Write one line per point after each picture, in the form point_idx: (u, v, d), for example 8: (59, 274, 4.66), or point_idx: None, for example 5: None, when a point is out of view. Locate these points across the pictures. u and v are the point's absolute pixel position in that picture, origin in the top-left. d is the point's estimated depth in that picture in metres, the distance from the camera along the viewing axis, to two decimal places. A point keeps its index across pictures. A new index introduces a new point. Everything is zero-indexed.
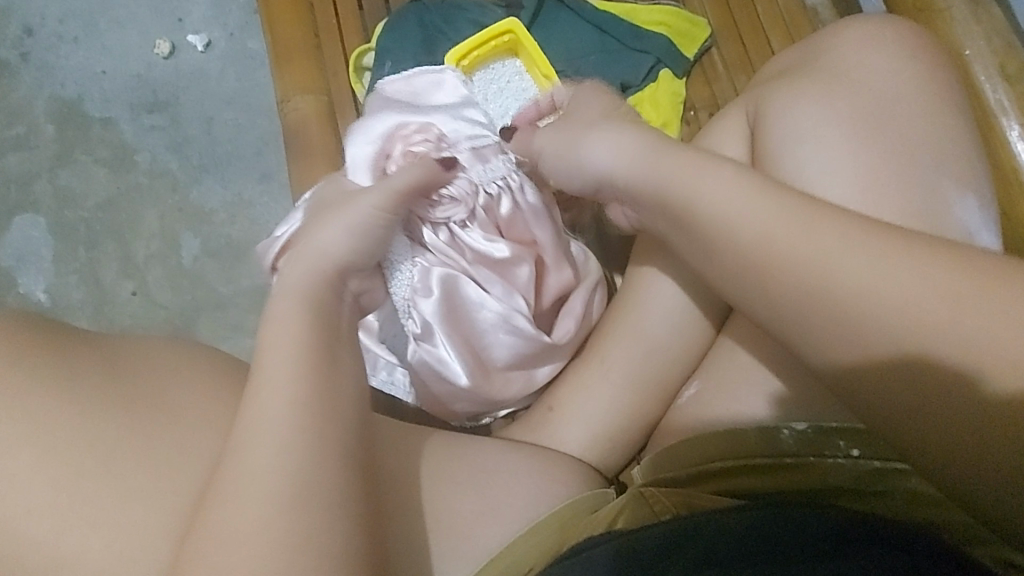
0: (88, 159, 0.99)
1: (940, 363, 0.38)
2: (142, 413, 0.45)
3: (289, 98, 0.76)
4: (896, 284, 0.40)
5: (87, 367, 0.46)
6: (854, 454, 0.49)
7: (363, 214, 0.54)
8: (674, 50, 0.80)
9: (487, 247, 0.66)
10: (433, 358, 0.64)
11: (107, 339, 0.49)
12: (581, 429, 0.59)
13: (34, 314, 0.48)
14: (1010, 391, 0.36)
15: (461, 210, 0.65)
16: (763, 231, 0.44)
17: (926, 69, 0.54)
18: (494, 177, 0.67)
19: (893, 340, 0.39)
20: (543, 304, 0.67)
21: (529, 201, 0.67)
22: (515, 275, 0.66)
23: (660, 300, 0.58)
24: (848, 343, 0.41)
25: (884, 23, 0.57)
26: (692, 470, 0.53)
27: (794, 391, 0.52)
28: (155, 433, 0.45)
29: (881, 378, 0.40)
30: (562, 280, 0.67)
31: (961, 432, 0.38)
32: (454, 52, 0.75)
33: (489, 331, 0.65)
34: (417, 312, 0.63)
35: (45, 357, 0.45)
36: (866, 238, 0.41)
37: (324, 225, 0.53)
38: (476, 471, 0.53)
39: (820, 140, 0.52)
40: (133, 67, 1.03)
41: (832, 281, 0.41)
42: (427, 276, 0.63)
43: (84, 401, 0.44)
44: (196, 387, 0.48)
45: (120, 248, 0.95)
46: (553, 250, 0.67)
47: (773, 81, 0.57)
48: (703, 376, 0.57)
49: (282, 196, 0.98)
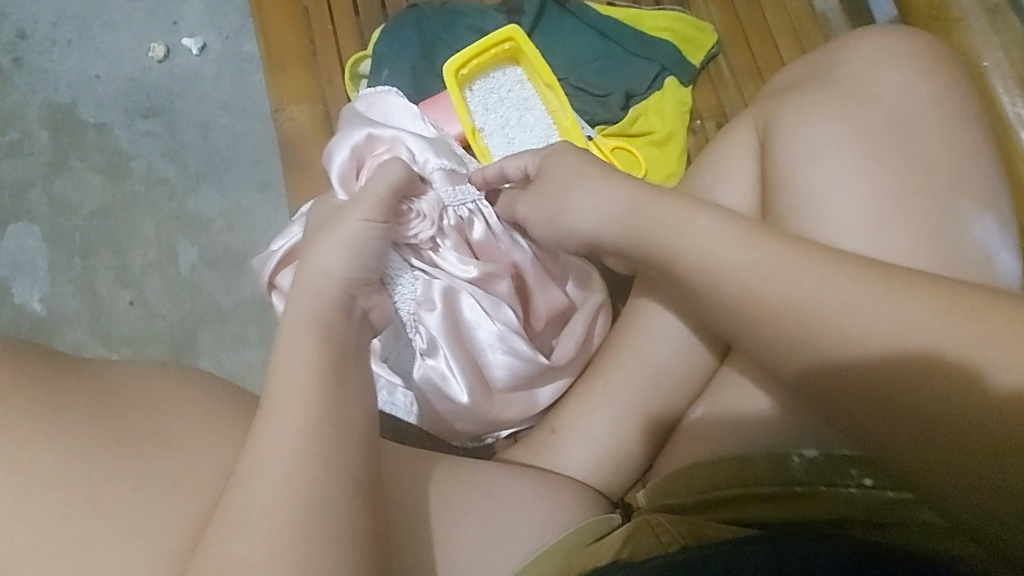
0: (83, 166, 0.97)
1: (938, 372, 0.38)
2: (136, 450, 0.44)
3: (284, 107, 0.74)
4: (894, 304, 0.40)
5: (78, 400, 0.44)
6: (866, 484, 0.47)
7: (354, 228, 0.50)
8: (680, 57, 0.78)
9: (459, 267, 0.63)
10: (437, 375, 0.61)
11: (99, 368, 0.48)
12: (588, 450, 0.57)
13: (22, 342, 0.47)
14: (1011, 389, 0.36)
15: (429, 228, 0.60)
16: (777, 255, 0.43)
17: (943, 84, 0.52)
18: (463, 200, 0.64)
19: (885, 357, 0.40)
20: (533, 327, 0.65)
21: (498, 223, 0.65)
22: (496, 291, 0.64)
23: (666, 319, 0.57)
24: (855, 369, 0.40)
25: (899, 34, 0.55)
26: (700, 496, 0.51)
27: (807, 420, 0.50)
28: (148, 469, 0.44)
29: (891, 406, 0.39)
30: (549, 301, 0.65)
31: (971, 434, 0.37)
32: (452, 62, 0.73)
33: (486, 350, 0.63)
34: (422, 327, 0.62)
35: (34, 390, 0.44)
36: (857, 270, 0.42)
37: (315, 244, 0.50)
38: (480, 499, 0.51)
39: (833, 158, 0.50)
40: (127, 72, 1.01)
41: (848, 309, 0.41)
42: (429, 293, 0.61)
43: (74, 437, 0.43)
44: (197, 417, 0.47)
45: (116, 257, 0.94)
46: (535, 270, 0.65)
47: (783, 94, 0.55)
48: (707, 402, 0.55)
49: (281, 204, 0.96)
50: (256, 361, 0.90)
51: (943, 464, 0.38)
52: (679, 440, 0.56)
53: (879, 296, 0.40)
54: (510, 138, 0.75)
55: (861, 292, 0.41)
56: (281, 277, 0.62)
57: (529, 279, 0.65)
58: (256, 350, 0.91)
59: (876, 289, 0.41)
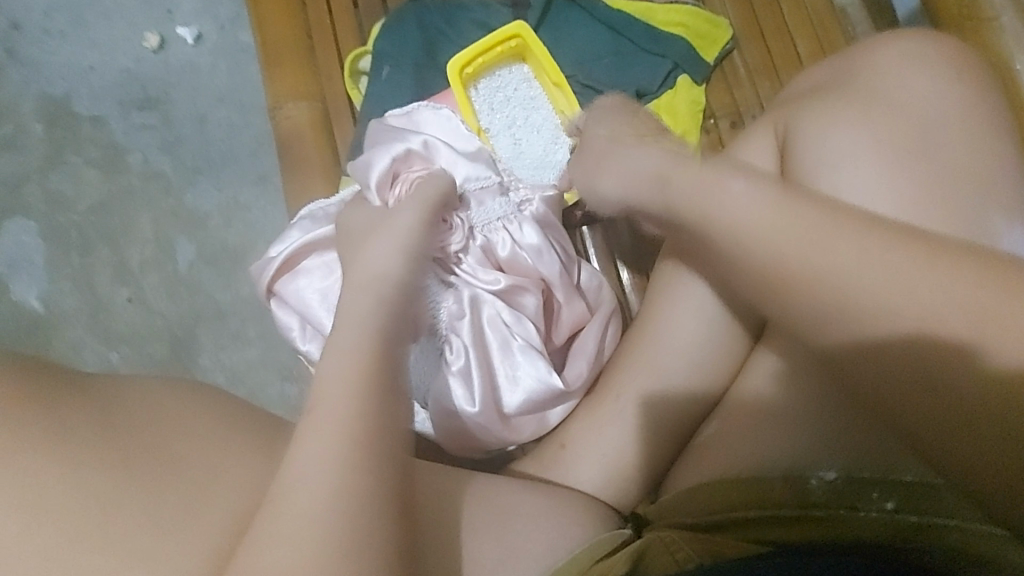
0: (79, 160, 0.95)
1: (968, 358, 0.36)
2: (139, 466, 0.42)
3: (281, 105, 0.72)
4: (896, 276, 0.38)
5: (77, 417, 0.43)
6: (889, 508, 0.45)
7: (409, 229, 0.53)
8: (694, 54, 0.75)
9: (485, 281, 0.62)
10: (459, 386, 0.60)
11: (97, 386, 0.46)
12: (599, 462, 0.56)
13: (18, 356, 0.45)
14: (1006, 363, 0.35)
15: (459, 239, 0.61)
16: (809, 258, 0.41)
17: (970, 86, 0.50)
18: (493, 219, 0.64)
19: (914, 342, 0.38)
20: (553, 342, 0.64)
21: (529, 239, 0.63)
22: (520, 307, 0.63)
23: (679, 330, 0.55)
24: (884, 366, 0.39)
25: (922, 36, 0.52)
26: (718, 516, 0.49)
27: (827, 438, 0.49)
28: (153, 484, 0.42)
29: (917, 411, 0.38)
30: (574, 315, 0.64)
31: (983, 440, 0.36)
32: (457, 59, 0.71)
33: (510, 366, 0.61)
34: (452, 339, 0.61)
35: (32, 408, 0.42)
36: (893, 248, 0.39)
37: (373, 240, 0.53)
38: (490, 517, 0.50)
39: (858, 165, 0.48)
40: (122, 62, 0.98)
41: (854, 281, 0.39)
42: (459, 304, 0.62)
43: (75, 454, 0.41)
44: (196, 438, 0.45)
45: (113, 253, 0.92)
46: (563, 285, 0.63)
47: (800, 99, 0.53)
48: (723, 417, 0.55)
49: (279, 199, 0.94)
50: (258, 360, 0.89)
51: (972, 457, 0.36)
52: (692, 455, 0.55)
53: (883, 275, 0.39)
54: (517, 138, 0.73)
55: (861, 263, 0.39)
56: (281, 283, 0.61)
57: (555, 295, 0.63)
58: (257, 348, 0.89)
59: (911, 266, 0.38)
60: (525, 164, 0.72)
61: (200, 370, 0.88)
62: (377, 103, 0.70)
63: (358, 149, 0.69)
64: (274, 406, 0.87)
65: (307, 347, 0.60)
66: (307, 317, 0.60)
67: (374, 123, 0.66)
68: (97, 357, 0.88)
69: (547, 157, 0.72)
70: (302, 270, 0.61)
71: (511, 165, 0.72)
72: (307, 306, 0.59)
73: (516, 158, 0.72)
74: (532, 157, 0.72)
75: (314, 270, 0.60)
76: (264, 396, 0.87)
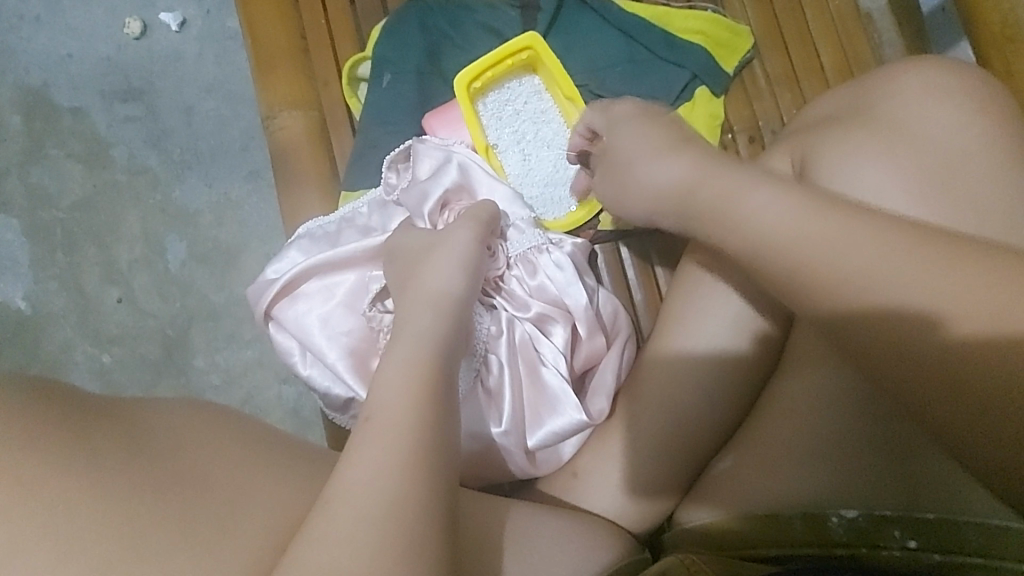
0: (60, 155, 0.91)
1: (985, 359, 0.35)
2: (173, 493, 0.39)
3: (275, 114, 0.69)
4: (893, 273, 0.37)
5: (106, 444, 0.40)
6: (910, 546, 0.45)
7: (466, 248, 0.53)
8: (712, 64, 0.73)
9: (520, 307, 0.63)
10: (490, 410, 0.61)
11: (116, 414, 0.43)
12: (613, 485, 0.56)
13: (26, 378, 0.41)
14: (971, 333, 0.35)
15: (502, 262, 0.62)
16: (853, 272, 0.38)
17: (996, 119, 0.49)
18: (532, 244, 0.63)
19: (931, 355, 0.36)
20: (572, 370, 0.63)
21: (564, 263, 0.63)
22: (549, 336, 0.63)
23: (694, 357, 0.55)
24: (913, 374, 0.37)
25: (948, 65, 0.51)
26: (742, 548, 0.49)
27: (850, 476, 0.48)
28: (187, 512, 0.39)
29: (936, 420, 0.37)
30: (594, 348, 0.63)
31: (996, 439, 0.35)
32: (468, 73, 0.70)
33: (540, 393, 0.61)
34: (490, 360, 0.61)
35: (57, 433, 0.38)
36: (925, 259, 0.37)
37: (437, 254, 0.53)
38: (513, 541, 0.49)
39: (885, 201, 0.47)
40: (102, 50, 0.93)
41: (821, 272, 0.39)
42: (499, 324, 0.62)
43: (109, 479, 0.38)
44: (219, 467, 0.43)
45: (101, 252, 0.89)
46: (588, 317, 0.62)
47: (821, 129, 0.52)
48: (739, 452, 0.53)
49: (272, 195, 0.91)
50: (255, 361, 0.87)
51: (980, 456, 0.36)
52: (708, 486, 0.54)
53: (856, 268, 0.38)
54: (526, 155, 0.72)
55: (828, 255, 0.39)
56: (278, 308, 0.61)
57: (578, 327, 0.63)
58: (252, 349, 0.87)
59: (937, 268, 0.37)
60: (535, 180, 0.72)
61: (195, 372, 0.86)
62: (377, 112, 0.69)
63: (361, 162, 0.67)
64: (271, 410, 0.85)
65: (310, 371, 0.61)
66: (307, 344, 0.60)
67: (412, 141, 0.65)
68: (88, 358, 0.86)
69: (557, 174, 0.71)
70: (301, 294, 0.61)
71: (519, 182, 0.72)
72: (307, 332, 0.60)
73: (524, 176, 0.72)
74: (542, 172, 0.72)
75: (314, 294, 0.61)
76: (260, 400, 0.86)
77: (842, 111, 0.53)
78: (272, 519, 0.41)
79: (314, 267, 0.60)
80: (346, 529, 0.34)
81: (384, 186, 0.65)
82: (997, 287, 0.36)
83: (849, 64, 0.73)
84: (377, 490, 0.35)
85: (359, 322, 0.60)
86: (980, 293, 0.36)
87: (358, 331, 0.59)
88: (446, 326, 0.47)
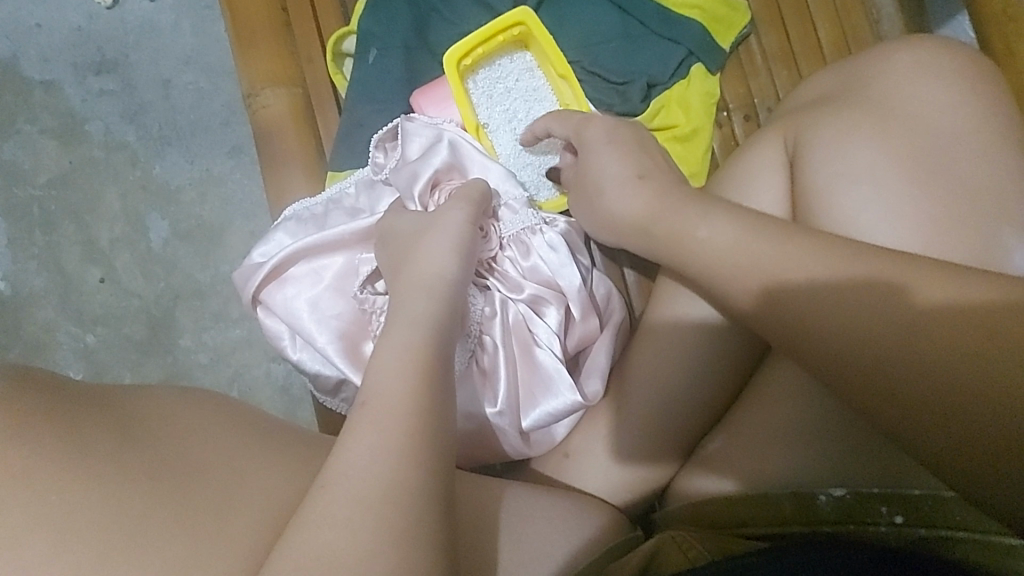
0: (33, 130, 0.88)
1: (948, 327, 0.35)
2: (165, 480, 0.39)
3: (256, 92, 0.68)
4: (865, 263, 0.38)
5: (97, 436, 0.39)
6: (897, 522, 0.45)
7: (460, 228, 0.52)
8: (709, 40, 0.72)
9: (514, 286, 0.62)
10: (485, 387, 0.61)
11: (110, 404, 0.43)
12: (606, 466, 0.57)
13: (16, 369, 0.41)
14: (938, 300, 0.35)
15: (494, 244, 0.62)
16: (839, 273, 0.38)
17: (989, 99, 0.48)
18: (526, 226, 0.63)
19: (902, 327, 0.36)
20: (566, 350, 0.63)
21: (556, 243, 0.63)
22: (542, 317, 0.63)
23: (687, 333, 0.54)
24: (890, 355, 0.36)
25: (942, 44, 0.51)
26: (732, 530, 0.50)
27: (832, 453, 0.49)
28: (179, 497, 0.38)
29: (917, 401, 0.35)
30: (588, 331, 0.63)
31: (980, 414, 0.33)
32: (458, 48, 0.67)
33: (533, 374, 0.61)
34: (484, 342, 0.61)
35: (44, 428, 0.38)
36: (915, 260, 0.37)
37: (429, 237, 0.52)
38: (508, 523, 0.49)
39: (880, 181, 0.47)
40: (73, 20, 0.90)
41: (801, 271, 0.39)
42: (492, 305, 0.62)
43: (100, 469, 0.37)
44: (209, 452, 0.42)
45: (80, 230, 0.87)
46: (582, 300, 0.62)
47: (815, 109, 0.52)
48: (729, 432, 0.54)
49: (256, 171, 0.88)
50: (242, 339, 0.86)
51: (966, 433, 0.34)
52: (695, 470, 0.55)
53: (819, 266, 0.39)
54: (518, 134, 0.71)
55: (796, 254, 0.40)
56: (267, 292, 0.60)
57: (572, 309, 0.62)
58: (240, 328, 0.86)
59: (911, 266, 0.37)
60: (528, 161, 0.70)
61: (181, 351, 0.85)
62: (364, 90, 0.67)
63: (349, 142, 0.66)
64: (259, 389, 0.85)
65: (299, 356, 0.60)
66: (296, 329, 0.59)
67: (400, 120, 0.64)
68: (72, 339, 0.85)
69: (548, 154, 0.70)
70: (290, 278, 0.60)
71: (511, 163, 0.70)
72: (296, 317, 0.59)
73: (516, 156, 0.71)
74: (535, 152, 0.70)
75: (303, 278, 0.60)
76: (249, 378, 0.85)
77: (835, 92, 0.52)
78: (267, 509, 0.41)
79: (307, 247, 0.59)
80: (342, 521, 0.33)
81: (372, 166, 0.64)
82: (955, 268, 0.37)
83: (846, 39, 0.72)
84: (370, 481, 0.35)
85: (350, 305, 0.59)
86: (936, 271, 0.37)
87: (348, 314, 0.59)
88: (439, 310, 0.46)
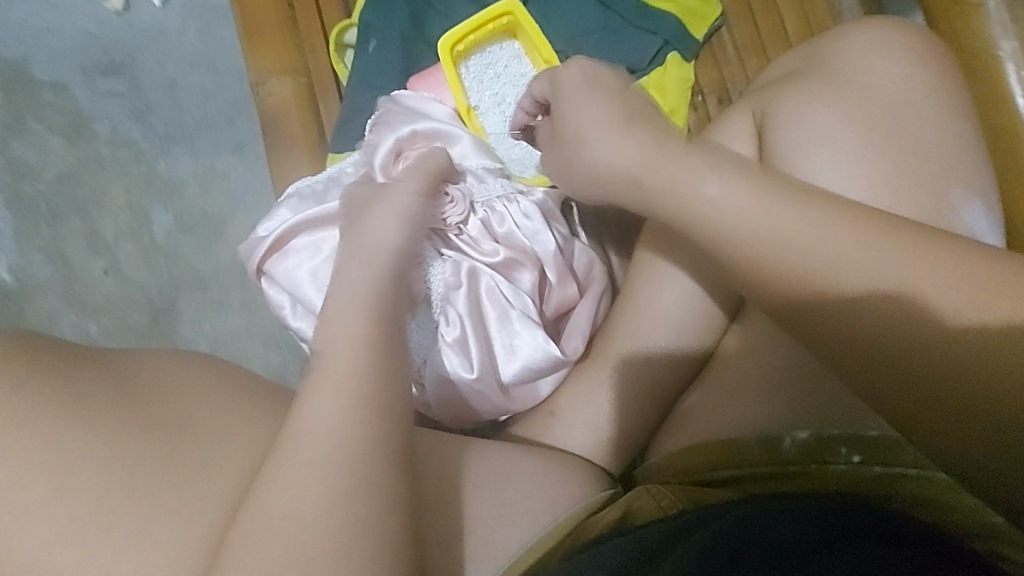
0: (42, 127, 0.92)
1: (925, 291, 0.39)
2: (160, 431, 0.44)
3: (264, 81, 0.74)
4: (847, 228, 0.41)
5: (97, 397, 0.45)
6: (854, 460, 0.49)
7: (409, 197, 0.56)
8: (683, 31, 0.78)
9: (486, 252, 0.67)
10: (456, 349, 0.64)
11: (114, 366, 0.48)
12: (590, 421, 0.60)
13: (29, 343, 0.47)
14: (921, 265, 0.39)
15: (457, 214, 0.65)
16: (794, 213, 0.43)
17: (930, 73, 0.54)
18: (505, 194, 0.69)
19: (872, 282, 0.40)
20: (544, 315, 0.67)
21: (529, 211, 0.68)
22: (517, 281, 0.67)
23: (665, 291, 0.59)
24: (856, 304, 0.40)
25: (890, 25, 0.57)
26: (704, 473, 0.54)
27: (801, 400, 0.53)
28: (173, 448, 0.44)
29: (880, 350, 0.40)
30: (566, 295, 0.67)
31: (936, 365, 0.38)
32: (451, 34, 0.73)
33: (505, 335, 0.65)
34: (450, 309, 0.65)
35: (53, 393, 0.44)
36: (888, 221, 0.42)
37: (380, 203, 0.55)
38: (493, 475, 0.53)
39: (837, 145, 0.52)
40: (84, 25, 0.95)
41: (765, 231, 0.43)
42: (456, 275, 0.66)
43: (101, 427, 0.43)
44: (203, 404, 0.47)
45: (86, 222, 0.90)
46: (556, 265, 0.67)
47: (779, 85, 0.57)
48: (704, 388, 0.59)
49: (259, 166, 0.92)
50: (241, 327, 0.88)
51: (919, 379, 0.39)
52: (675, 424, 0.59)
53: (790, 225, 0.42)
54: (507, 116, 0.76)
55: (777, 210, 0.43)
56: (270, 263, 0.64)
57: (549, 274, 0.67)
58: (238, 316, 0.88)
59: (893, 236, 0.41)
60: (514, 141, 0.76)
61: (181, 339, 0.88)
62: (362, 77, 0.72)
63: (348, 127, 0.71)
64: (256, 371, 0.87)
65: (298, 324, 0.64)
66: (297, 297, 0.63)
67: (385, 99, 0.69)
68: (74, 328, 0.87)
69: None
70: (291, 249, 0.64)
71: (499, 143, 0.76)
72: (297, 285, 0.63)
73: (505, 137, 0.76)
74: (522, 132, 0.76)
75: (303, 249, 0.63)
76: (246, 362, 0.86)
77: (797, 69, 0.58)
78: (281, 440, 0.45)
79: (309, 218, 0.63)
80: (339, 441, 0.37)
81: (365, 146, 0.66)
82: (935, 237, 0.41)
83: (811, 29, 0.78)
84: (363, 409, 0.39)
85: None
86: (919, 240, 0.40)
87: None
88: None
